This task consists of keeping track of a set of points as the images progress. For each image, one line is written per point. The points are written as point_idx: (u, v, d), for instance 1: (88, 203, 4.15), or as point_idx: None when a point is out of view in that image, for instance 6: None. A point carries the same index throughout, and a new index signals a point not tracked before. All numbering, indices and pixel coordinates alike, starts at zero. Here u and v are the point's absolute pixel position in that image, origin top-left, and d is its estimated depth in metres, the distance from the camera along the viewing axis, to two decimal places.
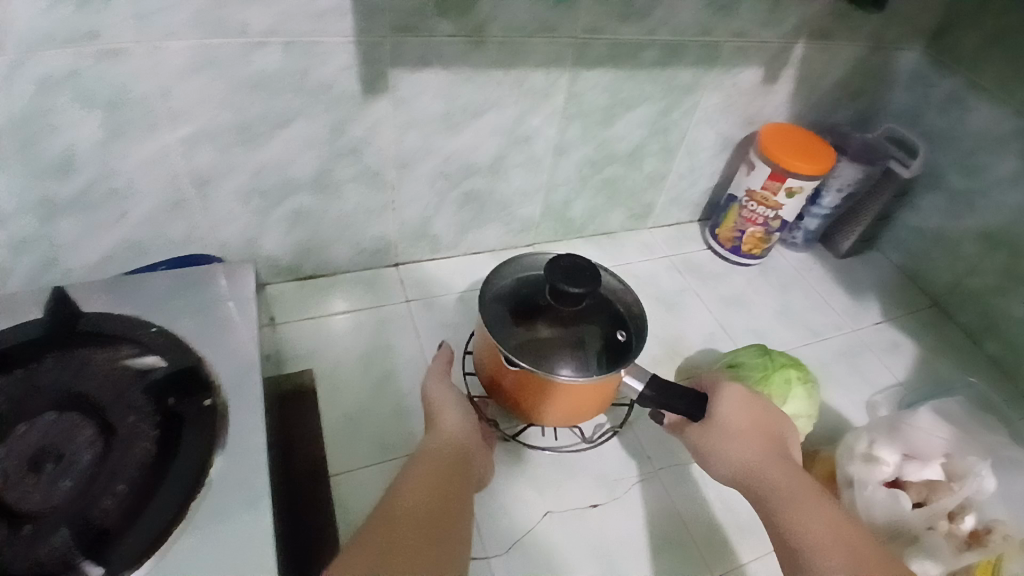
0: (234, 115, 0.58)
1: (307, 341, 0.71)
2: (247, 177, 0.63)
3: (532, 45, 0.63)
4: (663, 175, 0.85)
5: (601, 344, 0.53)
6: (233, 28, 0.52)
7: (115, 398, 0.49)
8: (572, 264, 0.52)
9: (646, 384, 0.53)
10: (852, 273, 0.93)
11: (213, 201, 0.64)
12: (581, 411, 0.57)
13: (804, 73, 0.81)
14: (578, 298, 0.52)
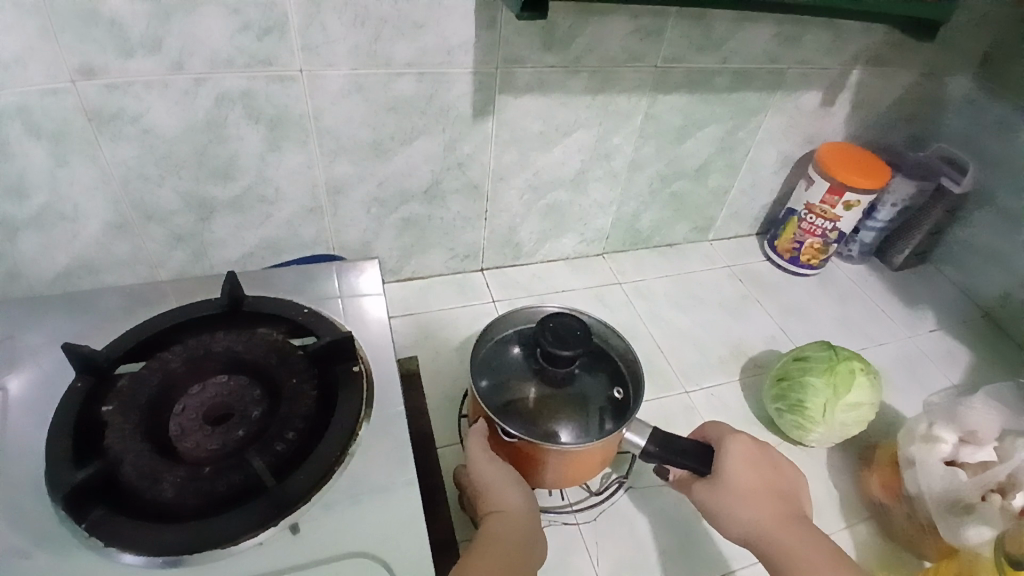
0: (367, 132, 0.68)
1: (409, 332, 0.80)
2: (370, 186, 0.74)
3: (620, 73, 0.72)
4: (726, 191, 0.92)
5: (600, 404, 0.60)
6: (378, 59, 0.63)
7: (275, 364, 0.55)
8: (560, 329, 0.58)
9: (648, 440, 0.57)
10: (906, 285, 0.98)
11: (338, 206, 0.74)
12: (580, 473, 0.60)
13: (861, 97, 0.88)
14: (569, 361, 0.58)
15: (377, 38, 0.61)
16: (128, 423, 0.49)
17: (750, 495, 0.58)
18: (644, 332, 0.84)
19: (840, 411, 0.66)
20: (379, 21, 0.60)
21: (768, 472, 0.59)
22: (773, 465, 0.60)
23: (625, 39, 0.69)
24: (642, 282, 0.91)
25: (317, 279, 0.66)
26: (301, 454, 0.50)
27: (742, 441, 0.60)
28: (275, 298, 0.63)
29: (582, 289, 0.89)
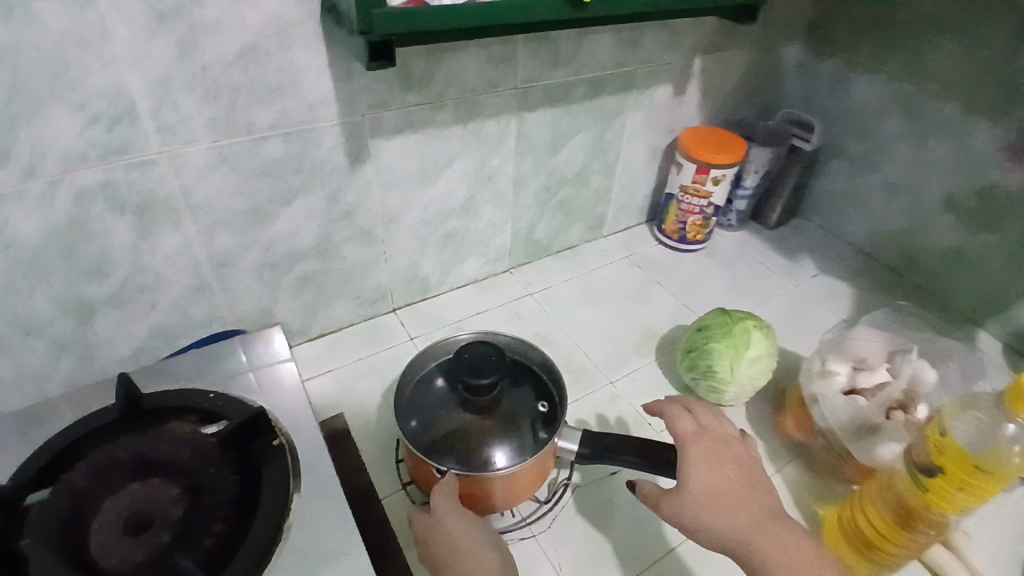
0: (244, 201, 0.68)
1: (332, 389, 0.79)
2: (259, 253, 0.73)
3: (484, 100, 0.75)
4: (609, 188, 0.98)
5: (529, 420, 0.61)
6: (241, 127, 0.63)
7: (191, 456, 0.53)
8: (475, 358, 0.58)
9: (581, 443, 0.60)
10: (783, 241, 1.08)
11: (229, 278, 0.73)
12: (524, 491, 0.62)
13: (707, 83, 0.96)
14: (490, 388, 0.58)
15: (234, 107, 0.61)
16: (44, 550, 0.45)
17: (715, 495, 0.55)
18: (562, 336, 0.87)
19: (745, 368, 0.72)
20: (232, 91, 0.60)
21: (732, 466, 0.57)
22: (741, 456, 0.59)
23: (480, 68, 0.72)
24: (551, 288, 0.95)
25: (220, 359, 0.64)
26: (233, 542, 0.48)
27: (701, 446, 0.58)
28: (176, 390, 0.60)
29: (495, 308, 0.91)
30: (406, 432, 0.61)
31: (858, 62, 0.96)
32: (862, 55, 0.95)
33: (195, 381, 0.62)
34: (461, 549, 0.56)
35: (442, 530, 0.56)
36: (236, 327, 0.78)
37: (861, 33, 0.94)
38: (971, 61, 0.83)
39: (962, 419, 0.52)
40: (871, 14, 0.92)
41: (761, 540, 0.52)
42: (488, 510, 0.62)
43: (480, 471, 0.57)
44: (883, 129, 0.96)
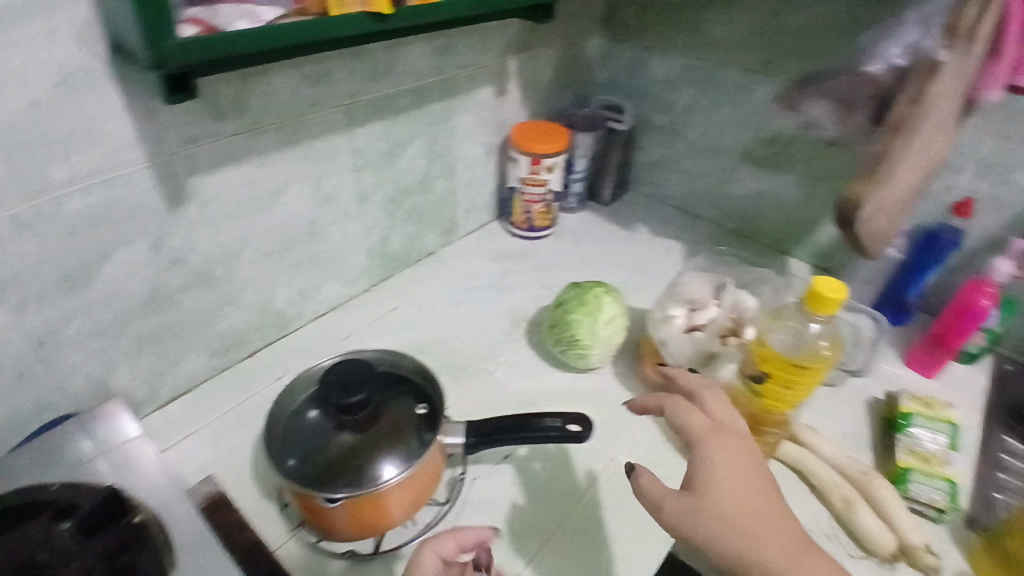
0: (53, 268, 0.61)
1: (198, 451, 0.73)
2: (82, 322, 0.65)
3: (306, 122, 0.74)
4: (454, 191, 1.01)
5: (410, 425, 0.61)
6: (34, 185, 0.56)
7: (43, 554, 0.47)
8: (341, 376, 0.57)
9: (465, 434, 0.61)
10: (619, 213, 1.19)
11: (53, 359, 0.65)
12: (421, 494, 0.62)
13: (525, 79, 1.02)
14: (364, 402, 0.57)
15: (20, 164, 0.55)
16: None
17: (738, 507, 0.51)
18: (436, 339, 0.88)
19: (603, 331, 0.78)
20: (11, 151, 0.54)
21: (757, 472, 0.54)
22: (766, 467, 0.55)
23: (295, 89, 0.71)
24: (417, 297, 0.96)
25: (54, 450, 0.57)
26: None
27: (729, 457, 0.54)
28: (8, 490, 0.53)
29: (364, 327, 0.90)
30: (286, 472, 0.58)
31: (650, 45, 1.08)
32: (652, 39, 1.07)
33: (27, 481, 0.54)
34: None
35: None
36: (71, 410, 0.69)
37: (648, 19, 1.06)
38: (740, 34, 0.96)
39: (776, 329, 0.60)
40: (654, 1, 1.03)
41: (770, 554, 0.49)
42: (391, 524, 0.61)
43: (371, 487, 0.56)
44: (681, 102, 1.09)
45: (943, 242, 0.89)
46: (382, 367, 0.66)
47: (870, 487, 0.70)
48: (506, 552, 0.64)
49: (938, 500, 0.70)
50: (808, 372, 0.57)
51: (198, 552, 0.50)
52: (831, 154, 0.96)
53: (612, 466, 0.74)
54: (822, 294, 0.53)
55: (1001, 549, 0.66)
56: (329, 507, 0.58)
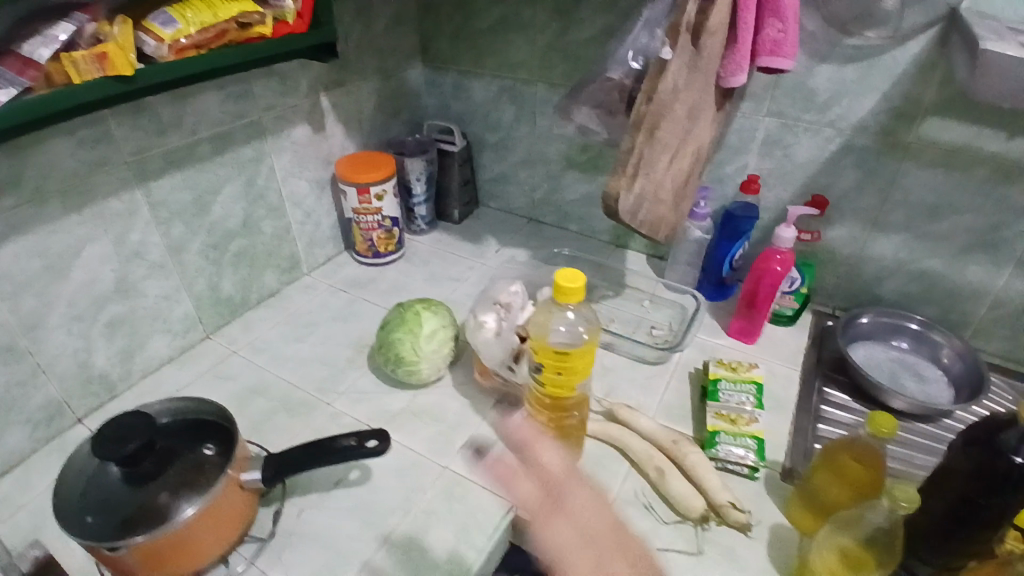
0: None
1: (15, 529, 0.70)
2: None
3: (93, 182, 0.74)
4: (288, 229, 1.02)
5: (203, 467, 0.61)
6: None
7: None
8: (116, 428, 0.56)
9: (265, 468, 0.62)
10: (469, 229, 1.24)
11: None
12: (225, 535, 0.62)
13: (343, 114, 1.05)
14: (144, 451, 0.57)
15: None
16: None
17: None
18: (274, 378, 0.89)
19: (424, 345, 0.81)
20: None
21: None
22: None
23: (75, 153, 0.71)
24: (256, 339, 0.96)
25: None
26: None
27: None
28: None
29: (199, 377, 0.89)
30: (81, 529, 0.57)
31: (465, 69, 1.14)
32: (465, 63, 1.13)
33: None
34: None
35: None
36: None
37: (458, 46, 1.12)
38: (534, 53, 1.05)
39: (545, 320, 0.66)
40: (459, 29, 1.10)
41: None
42: (198, 565, 0.61)
43: (156, 533, 0.55)
44: (504, 117, 1.16)
45: (738, 219, 0.97)
46: (178, 418, 0.66)
47: (678, 454, 0.75)
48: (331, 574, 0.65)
49: (744, 457, 0.75)
50: (576, 356, 0.61)
51: None
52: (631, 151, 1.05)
53: (444, 472, 0.76)
54: (562, 283, 0.58)
55: (803, 496, 0.69)
56: (115, 558, 0.56)
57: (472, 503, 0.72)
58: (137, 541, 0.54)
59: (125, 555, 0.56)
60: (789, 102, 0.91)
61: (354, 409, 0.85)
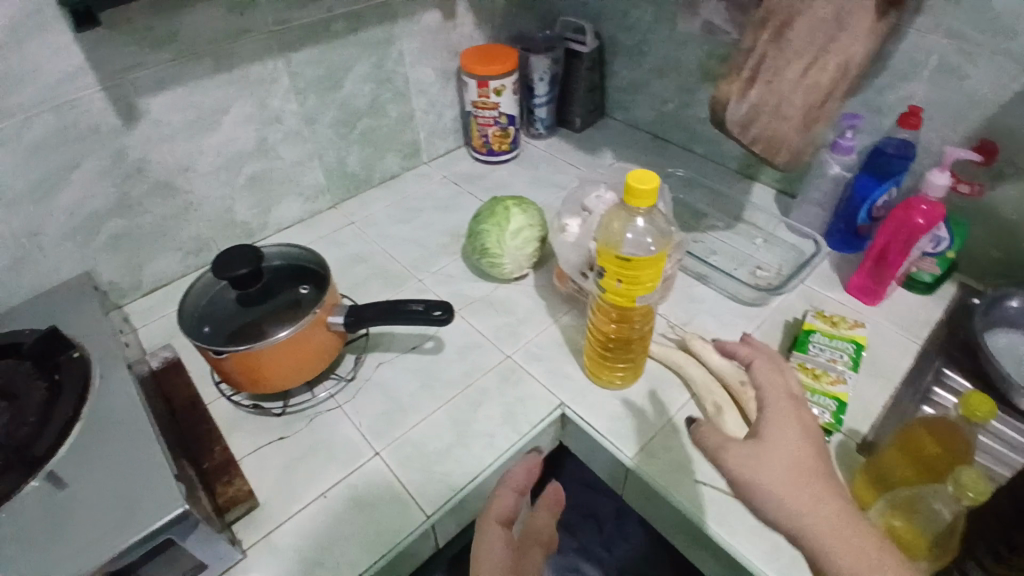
0: (36, 173, 0.76)
1: (165, 327, 0.88)
2: (66, 219, 0.81)
3: (239, 47, 0.83)
4: (411, 115, 1.07)
5: (294, 305, 0.70)
6: (8, 107, 0.70)
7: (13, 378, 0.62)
8: (229, 256, 0.65)
9: (345, 315, 0.70)
10: (589, 139, 1.20)
11: (47, 249, 0.81)
12: (306, 365, 0.71)
13: (476, 3, 1.04)
14: (249, 279, 0.66)
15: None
16: None
17: None
18: (377, 249, 0.98)
19: (509, 240, 0.83)
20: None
21: None
22: None
23: (224, 17, 0.80)
24: (369, 214, 1.05)
25: (50, 311, 0.77)
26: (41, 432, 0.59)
27: None
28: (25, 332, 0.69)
29: (317, 239, 1.00)
30: (199, 335, 0.68)
31: None
32: None
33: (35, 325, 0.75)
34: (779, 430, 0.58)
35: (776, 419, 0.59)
36: None
37: None
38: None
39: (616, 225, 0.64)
40: None
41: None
42: (285, 386, 0.71)
43: (251, 348, 0.65)
44: (645, 18, 1.06)
45: (887, 157, 0.84)
46: (278, 260, 0.75)
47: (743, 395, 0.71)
48: (388, 422, 0.73)
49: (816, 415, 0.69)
50: (641, 265, 0.59)
51: (107, 403, 0.62)
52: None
53: (506, 360, 0.79)
54: (632, 186, 0.56)
55: (864, 466, 0.65)
56: (217, 360, 0.66)
57: (524, 393, 0.76)
58: (237, 349, 0.65)
59: (226, 360, 0.66)
60: (971, 20, 0.74)
61: (436, 289, 0.90)
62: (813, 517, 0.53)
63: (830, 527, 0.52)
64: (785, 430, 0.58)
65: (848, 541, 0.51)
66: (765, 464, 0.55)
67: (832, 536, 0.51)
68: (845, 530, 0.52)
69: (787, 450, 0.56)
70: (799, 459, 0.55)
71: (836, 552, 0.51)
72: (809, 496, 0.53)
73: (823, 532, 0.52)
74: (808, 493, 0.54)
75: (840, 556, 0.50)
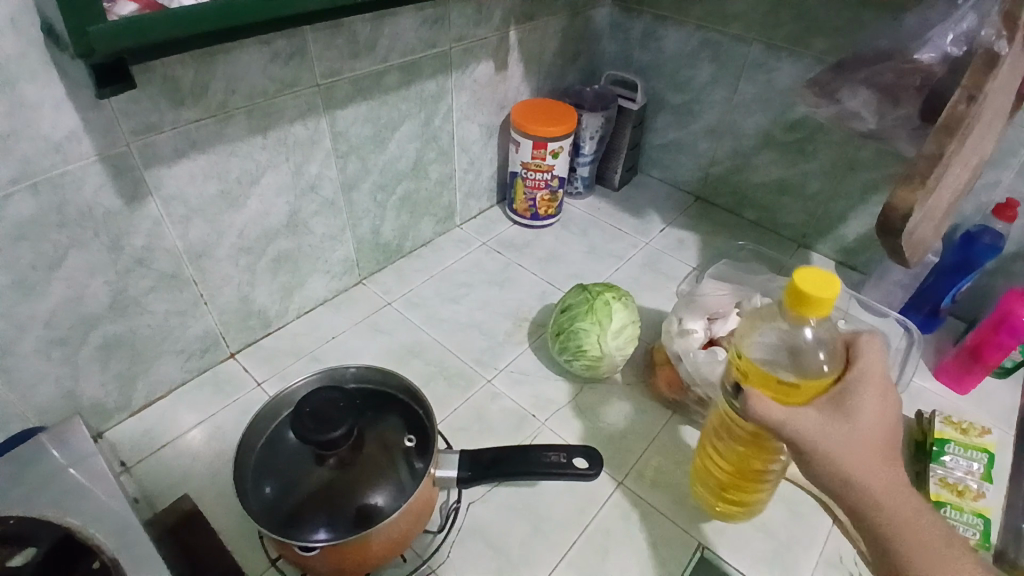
0: (7, 273, 0.56)
1: (171, 463, 0.70)
2: (42, 329, 0.61)
3: (280, 105, 0.67)
4: (451, 176, 0.97)
5: (395, 460, 0.55)
6: None
7: None
8: (315, 410, 0.51)
9: (460, 467, 0.55)
10: (629, 199, 1.13)
11: (18, 367, 0.61)
12: (409, 536, 0.56)
13: (525, 54, 0.96)
14: (342, 439, 0.52)
15: None
16: None
17: None
18: (427, 340, 0.84)
19: (611, 342, 0.71)
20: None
21: None
22: None
23: (268, 68, 0.64)
24: (409, 292, 0.91)
25: (25, 468, 0.56)
26: None
27: None
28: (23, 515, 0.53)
29: (352, 326, 0.86)
30: (261, 500, 0.53)
31: (666, 11, 1.02)
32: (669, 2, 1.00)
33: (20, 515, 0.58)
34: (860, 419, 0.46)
35: (849, 403, 0.47)
36: (34, 420, 0.65)
37: None
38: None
39: (763, 330, 0.53)
40: None
41: None
42: (380, 564, 0.56)
43: (352, 538, 0.50)
44: (699, 76, 1.03)
45: (981, 246, 0.81)
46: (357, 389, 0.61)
47: None
48: None
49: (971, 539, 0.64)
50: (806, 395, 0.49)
51: None
52: (839, 138, 0.91)
53: (619, 490, 0.67)
54: (804, 294, 0.45)
55: None
56: (305, 553, 0.51)
57: (652, 532, 0.64)
58: (329, 544, 0.49)
59: (317, 554, 0.51)
60: None
61: (509, 392, 0.77)
62: (878, 492, 0.43)
63: (900, 513, 0.43)
64: (868, 404, 0.47)
65: (922, 531, 0.42)
66: (833, 432, 0.45)
67: (908, 524, 0.42)
68: (919, 521, 0.42)
69: (866, 427, 0.45)
70: (876, 437, 0.45)
71: (902, 536, 0.42)
72: (880, 477, 0.44)
73: (884, 502, 0.43)
74: (878, 467, 0.44)
75: (905, 538, 0.42)
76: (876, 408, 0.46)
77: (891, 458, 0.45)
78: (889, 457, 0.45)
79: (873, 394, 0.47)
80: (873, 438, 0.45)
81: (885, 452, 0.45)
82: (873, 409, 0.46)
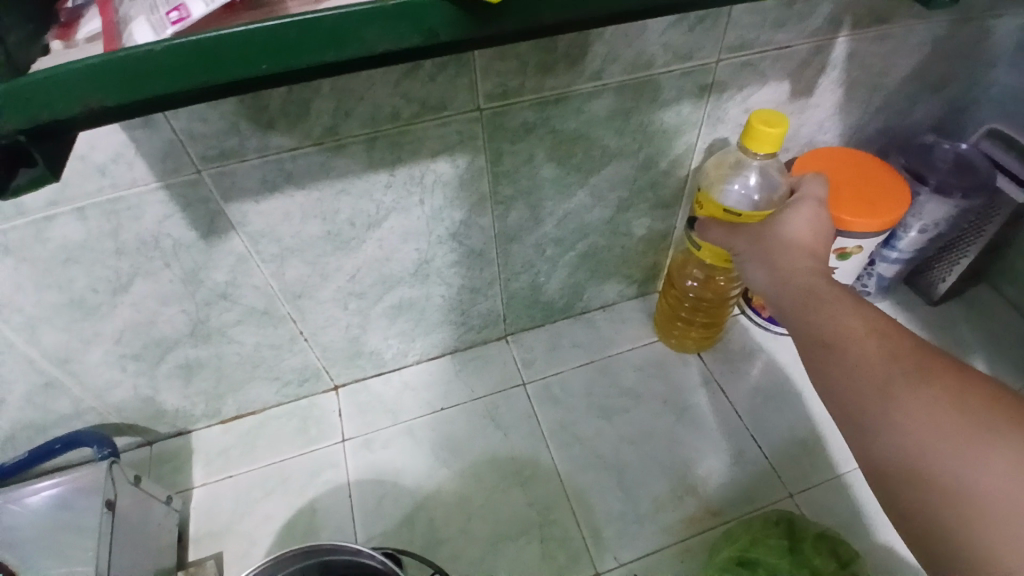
0: (63, 292, 0.46)
1: (227, 502, 0.61)
2: (112, 344, 0.52)
3: (418, 134, 0.45)
4: (667, 234, 0.66)
5: None
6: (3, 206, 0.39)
7: None
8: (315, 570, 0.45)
9: None
10: (948, 328, 0.71)
11: (85, 374, 0.53)
12: None
13: (856, 73, 0.57)
14: None
15: None
16: None
17: None
18: (545, 465, 0.61)
19: None
20: None
21: None
22: None
23: (405, 84, 0.42)
24: (554, 378, 0.68)
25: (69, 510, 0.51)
26: None
27: None
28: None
29: (468, 401, 0.67)
30: None
31: None
32: None
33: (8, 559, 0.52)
34: (785, 227, 0.44)
35: (774, 218, 0.45)
36: (110, 417, 0.60)
37: None
38: None
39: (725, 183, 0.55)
40: None
41: (880, 364, 0.34)
42: None
43: None
44: None
45: None
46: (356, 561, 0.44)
47: None
48: None
49: None
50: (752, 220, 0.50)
51: None
52: None
53: None
54: (760, 127, 0.47)
55: None
56: None
57: None
58: None
59: None
60: None
61: None
62: (793, 284, 0.40)
63: (810, 295, 0.39)
64: (795, 220, 0.44)
65: (838, 306, 0.38)
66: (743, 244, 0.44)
67: (807, 282, 0.40)
68: (832, 296, 0.39)
69: (790, 231, 0.43)
70: (809, 249, 0.42)
71: (814, 313, 0.38)
72: (796, 256, 0.42)
73: (797, 289, 0.40)
74: (791, 260, 0.41)
75: (817, 319, 0.38)
76: (799, 216, 0.44)
77: (810, 240, 0.43)
78: (812, 254, 0.42)
79: (798, 204, 0.45)
80: (795, 236, 0.43)
81: (803, 243, 0.43)
82: (796, 221, 0.44)
